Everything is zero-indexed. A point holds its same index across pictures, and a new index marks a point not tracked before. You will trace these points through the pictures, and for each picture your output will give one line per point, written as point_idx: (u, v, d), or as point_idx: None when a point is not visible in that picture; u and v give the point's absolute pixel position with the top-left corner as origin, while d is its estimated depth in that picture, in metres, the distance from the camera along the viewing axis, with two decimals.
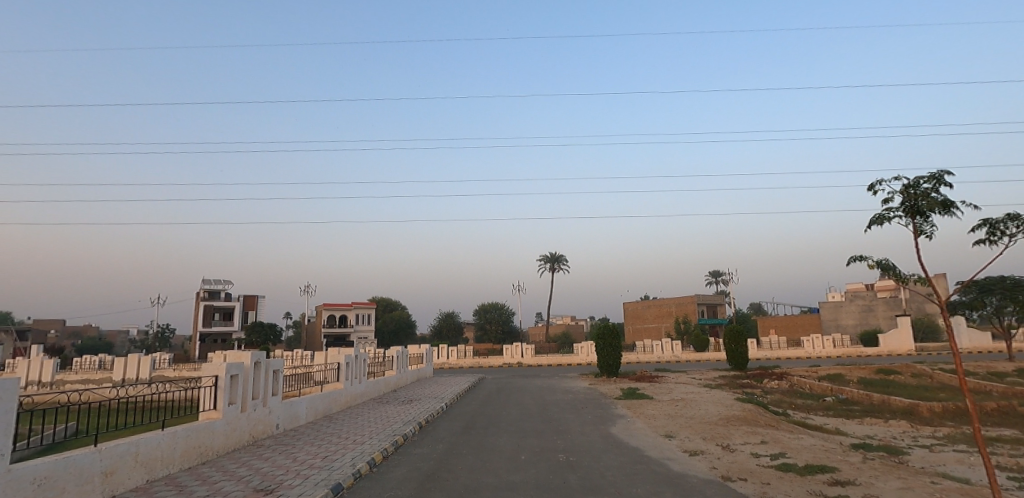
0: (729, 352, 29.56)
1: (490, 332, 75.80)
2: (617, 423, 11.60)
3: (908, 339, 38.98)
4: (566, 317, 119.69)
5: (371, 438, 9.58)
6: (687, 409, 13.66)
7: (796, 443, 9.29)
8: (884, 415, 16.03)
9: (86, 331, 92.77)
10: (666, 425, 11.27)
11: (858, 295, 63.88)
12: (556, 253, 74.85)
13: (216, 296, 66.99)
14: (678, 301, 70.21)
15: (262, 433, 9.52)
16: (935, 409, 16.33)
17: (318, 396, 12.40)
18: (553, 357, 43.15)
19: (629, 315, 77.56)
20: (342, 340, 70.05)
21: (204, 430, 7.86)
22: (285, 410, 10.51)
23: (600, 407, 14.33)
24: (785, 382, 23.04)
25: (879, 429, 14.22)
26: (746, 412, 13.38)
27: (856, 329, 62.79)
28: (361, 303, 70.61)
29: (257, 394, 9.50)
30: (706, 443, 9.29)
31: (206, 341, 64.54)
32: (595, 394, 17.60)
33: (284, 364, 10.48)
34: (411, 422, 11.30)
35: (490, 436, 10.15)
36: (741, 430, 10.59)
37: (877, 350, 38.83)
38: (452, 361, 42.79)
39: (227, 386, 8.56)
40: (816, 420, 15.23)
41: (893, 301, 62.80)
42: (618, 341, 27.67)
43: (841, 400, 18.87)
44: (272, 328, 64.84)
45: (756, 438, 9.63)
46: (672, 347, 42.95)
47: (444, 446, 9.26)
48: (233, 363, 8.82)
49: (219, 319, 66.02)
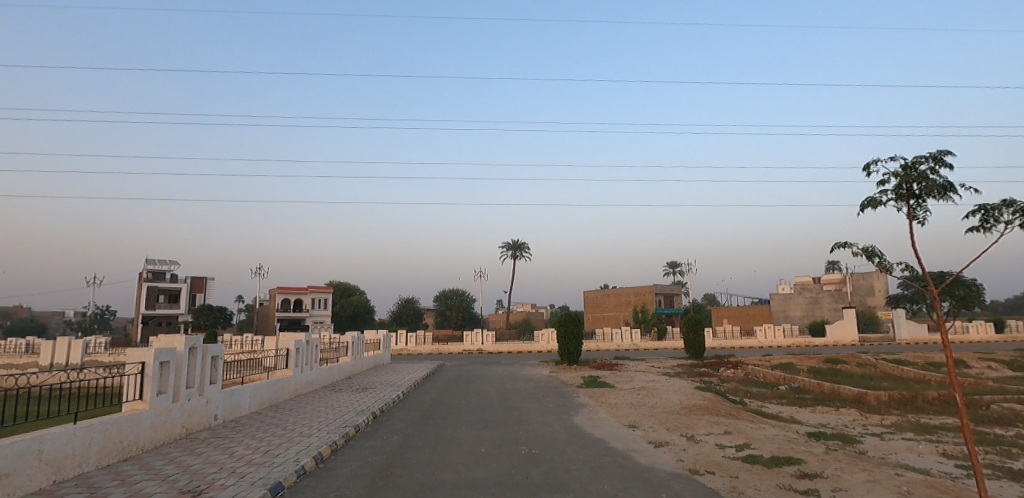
0: (687, 340, 30.03)
1: (451, 319, 75.15)
2: (579, 412, 11.28)
3: (853, 330, 40.77)
4: (526, 305, 120.06)
5: (320, 430, 8.93)
6: (649, 398, 13.53)
7: (758, 433, 9.20)
8: (835, 404, 16.43)
9: (16, 311, 86.56)
10: (630, 414, 11.05)
11: (806, 288, 66.49)
12: (517, 240, 74.63)
13: (161, 277, 63.67)
14: (637, 291, 71.31)
15: (198, 425, 8.72)
16: (882, 397, 16.88)
17: (264, 384, 11.56)
18: (514, 344, 42.99)
19: (589, 303, 78.36)
20: (297, 325, 67.93)
21: (127, 424, 7.05)
22: (226, 399, 9.71)
23: (562, 396, 14.05)
24: (740, 370, 23.50)
25: (831, 417, 14.51)
26: (706, 401, 13.39)
27: (803, 320, 65.42)
28: (317, 287, 68.51)
29: (192, 383, 8.66)
30: (670, 434, 9.08)
31: (150, 324, 61.26)
32: (556, 383, 17.33)
33: (225, 349, 9.65)
34: (364, 412, 10.65)
35: (449, 427, 9.63)
36: (703, 420, 10.47)
37: (824, 341, 40.43)
38: (411, 348, 41.98)
39: (156, 374, 7.72)
40: (771, 408, 15.46)
41: (838, 294, 65.72)
42: (579, 329, 27.58)
43: (794, 389, 19.31)
44: (221, 312, 62.14)
45: (720, 428, 9.48)
46: (631, 336, 43.47)
47: (400, 438, 8.69)
48: (163, 348, 7.95)
49: (164, 302, 62.75)
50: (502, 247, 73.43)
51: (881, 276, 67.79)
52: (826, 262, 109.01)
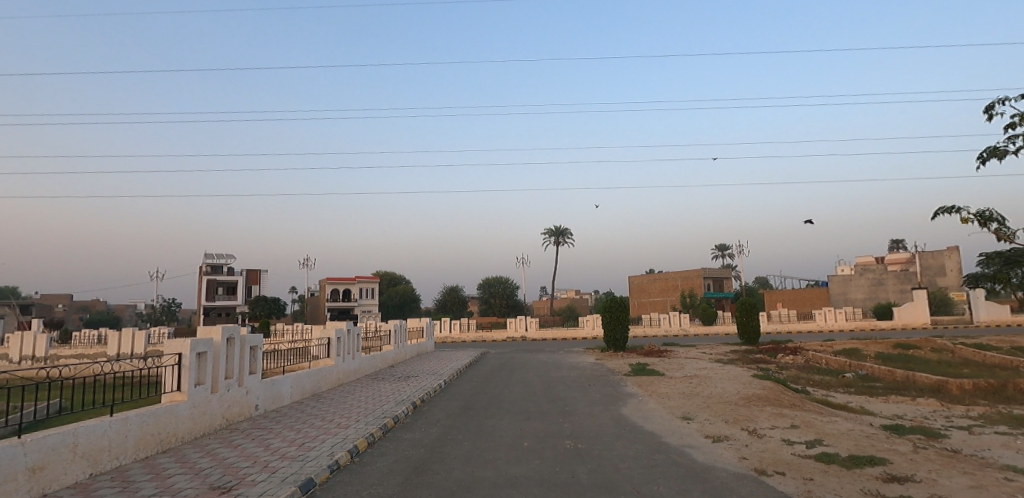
0: (741, 325, 28.62)
1: (495, 306, 75.33)
2: (627, 403, 10.64)
3: (924, 312, 37.99)
4: (570, 291, 119.16)
5: (359, 420, 8.70)
6: (703, 387, 12.70)
7: (830, 426, 8.33)
8: (910, 393, 15.07)
9: (95, 305, 92.99)
10: (683, 405, 10.31)
11: (868, 269, 62.68)
12: (560, 226, 73.70)
13: (219, 270, 66.57)
14: (684, 274, 69.15)
15: (239, 416, 8.65)
16: (966, 386, 15.33)
17: (305, 374, 11.48)
18: (559, 331, 42.48)
19: (635, 289, 76.73)
20: (346, 314, 69.76)
21: (166, 416, 6.97)
22: (266, 389, 9.63)
23: (609, 385, 13.43)
24: (799, 356, 22.18)
25: (907, 408, 13.27)
26: (767, 391, 12.46)
27: (866, 303, 61.74)
28: (364, 276, 69.98)
29: (231, 374, 8.56)
30: (729, 427, 8.34)
31: (211, 315, 64.31)
32: (602, 370, 16.68)
33: (264, 339, 9.53)
34: (404, 402, 10.37)
35: (491, 418, 9.24)
36: (765, 411, 9.64)
37: (890, 325, 37.88)
38: (455, 335, 42.15)
39: (193, 365, 7.61)
40: (838, 398, 14.33)
41: (904, 275, 61.71)
42: (626, 315, 26.74)
43: (862, 376, 17.93)
44: (275, 302, 64.41)
45: (785, 421, 8.64)
46: (680, 321, 42.09)
47: (439, 430, 8.34)
48: (200, 339, 7.83)
49: (223, 294, 65.65)
50: (544, 234, 72.67)
51: (953, 254, 63.06)
52: (890, 240, 102.62)
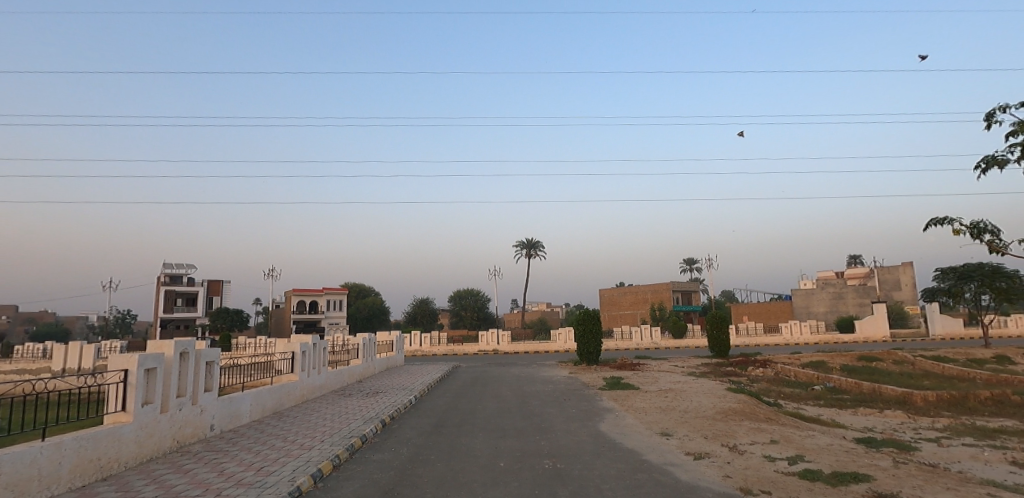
0: (711, 338, 28.88)
1: (466, 319, 74.54)
2: (604, 418, 10.38)
3: (883, 325, 39.18)
4: (541, 304, 119.04)
5: (323, 441, 8.17)
6: (678, 401, 12.56)
7: (809, 441, 8.25)
8: (878, 405, 15.29)
9: (42, 317, 87.98)
10: (661, 420, 10.11)
11: (829, 283, 64.56)
12: (532, 239, 73.70)
13: (178, 281, 63.99)
14: (654, 288, 69.90)
15: (192, 437, 8.02)
16: (929, 398, 15.65)
17: (267, 390, 10.86)
18: (530, 344, 42.16)
19: (606, 302, 77.14)
20: (313, 326, 67.84)
21: (107, 439, 6.35)
22: (223, 407, 8.99)
23: (584, 400, 13.16)
24: (769, 369, 22.38)
25: (876, 421, 13.41)
26: (742, 404, 12.43)
27: (827, 316, 63.49)
28: (332, 288, 68.35)
29: (184, 391, 7.94)
30: (709, 443, 8.15)
31: (168, 328, 61.61)
32: (576, 384, 16.42)
33: (222, 354, 8.92)
34: (372, 420, 9.88)
35: (464, 436, 8.84)
36: (743, 426, 9.52)
37: (852, 338, 38.91)
38: (425, 349, 41.29)
39: (141, 383, 7.00)
40: (809, 410, 14.43)
41: (862, 289, 63.83)
42: (598, 328, 26.59)
43: (830, 389, 18.17)
44: (238, 315, 62.13)
45: (765, 437, 8.51)
46: (651, 334, 42.29)
47: (410, 450, 7.90)
48: (149, 354, 7.22)
49: (182, 305, 63.05)
50: (516, 247, 72.57)
51: (908, 270, 65.61)
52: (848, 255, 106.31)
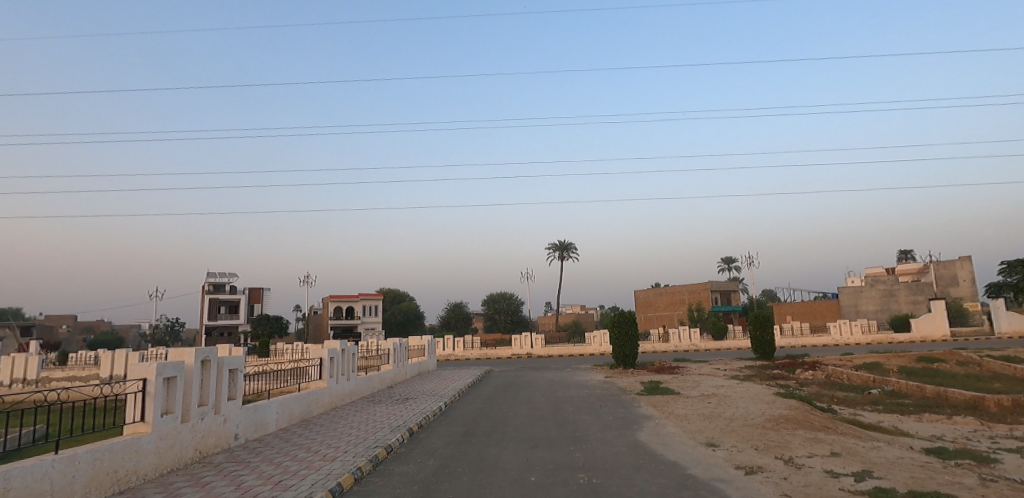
0: (755, 340, 27.62)
1: (499, 322, 74.29)
2: (643, 426, 9.73)
3: (942, 324, 36.84)
4: (574, 307, 117.58)
5: (346, 451, 7.82)
6: (723, 408, 11.75)
7: (875, 453, 7.43)
8: (945, 411, 14.06)
9: (99, 325, 92.46)
10: (706, 429, 9.40)
11: (879, 280, 61.41)
12: (564, 240, 72.94)
13: (221, 289, 66.02)
14: (692, 288, 68.05)
15: (214, 447, 7.81)
16: (1004, 403, 14.28)
17: (293, 398, 10.63)
18: (565, 347, 41.43)
19: (641, 303, 75.61)
20: (350, 332, 68.81)
21: (125, 451, 6.15)
22: (248, 416, 8.78)
23: (621, 406, 12.50)
24: (819, 372, 21.11)
25: (944, 428, 12.28)
26: (793, 410, 11.56)
27: (878, 315, 60.37)
28: (367, 294, 69.24)
29: (206, 400, 7.74)
30: (761, 456, 7.43)
31: (212, 335, 63.53)
32: (613, 390, 15.74)
33: (245, 361, 8.70)
34: (399, 429, 9.50)
35: (494, 447, 8.34)
36: (797, 435, 8.73)
37: (908, 338, 36.70)
38: (459, 353, 41.13)
39: (159, 392, 6.79)
40: (867, 417, 13.36)
41: (915, 286, 60.53)
42: (635, 330, 25.75)
43: (888, 393, 16.91)
44: (278, 321, 63.42)
45: (825, 448, 7.72)
46: (690, 336, 40.96)
47: (435, 462, 7.48)
48: (169, 363, 7.01)
49: (225, 312, 64.93)
50: (548, 249, 71.96)
51: (965, 264, 61.96)
52: (897, 252, 101.72)
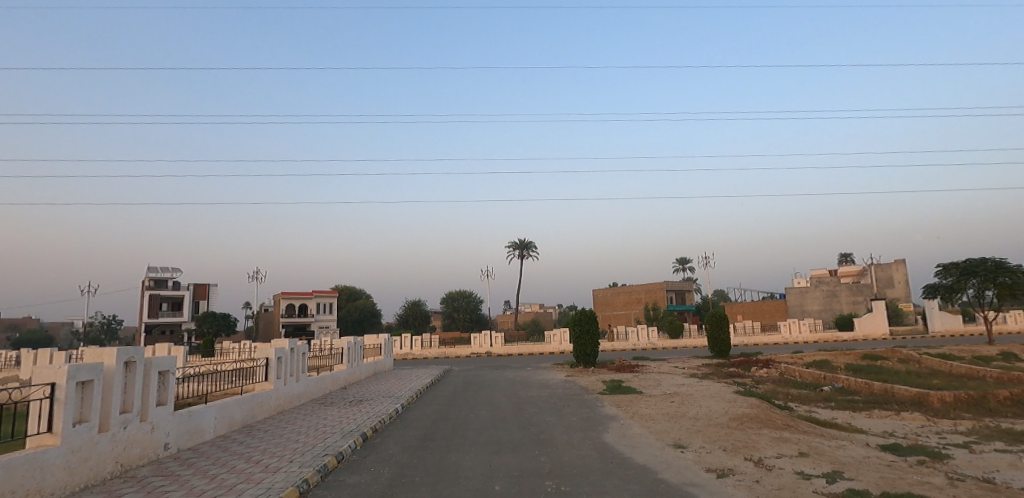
0: (711, 339, 28.09)
1: (458, 321, 73.44)
2: (608, 428, 9.44)
3: (883, 322, 38.66)
4: (533, 305, 117.84)
5: (292, 461, 7.12)
6: (686, 407, 11.62)
7: (841, 453, 7.36)
8: (893, 407, 14.48)
9: (26, 323, 85.90)
10: (672, 430, 9.18)
11: (823, 281, 64.18)
12: (524, 239, 72.79)
13: (163, 285, 62.46)
14: (648, 288, 69.25)
15: (140, 459, 6.97)
16: (947, 398, 14.85)
17: (235, 402, 9.78)
18: (524, 345, 41.19)
19: (599, 302, 76.42)
20: (302, 330, 66.44)
21: (28, 467, 5.31)
22: (180, 423, 7.94)
23: (585, 406, 12.19)
24: (773, 370, 21.56)
25: (895, 424, 12.59)
26: (755, 408, 11.57)
27: (821, 314, 63.11)
28: (322, 291, 67.04)
29: (130, 406, 6.90)
30: (730, 457, 7.24)
31: (153, 333, 59.93)
32: (575, 389, 15.49)
33: (178, 363, 7.87)
34: (351, 434, 8.85)
35: (454, 453, 7.81)
36: (763, 435, 8.61)
37: (852, 336, 38.33)
38: (416, 352, 40.20)
39: (73, 399, 5.96)
40: (822, 414, 13.57)
41: (855, 287, 63.63)
42: (595, 329, 25.67)
43: (839, 390, 17.37)
44: (225, 319, 60.39)
45: (792, 448, 7.60)
46: (648, 334, 41.47)
47: (391, 471, 6.91)
48: (85, 365, 6.19)
49: (167, 310, 61.37)
50: (508, 247, 71.64)
51: (900, 267, 65.65)
52: (839, 254, 106.98)
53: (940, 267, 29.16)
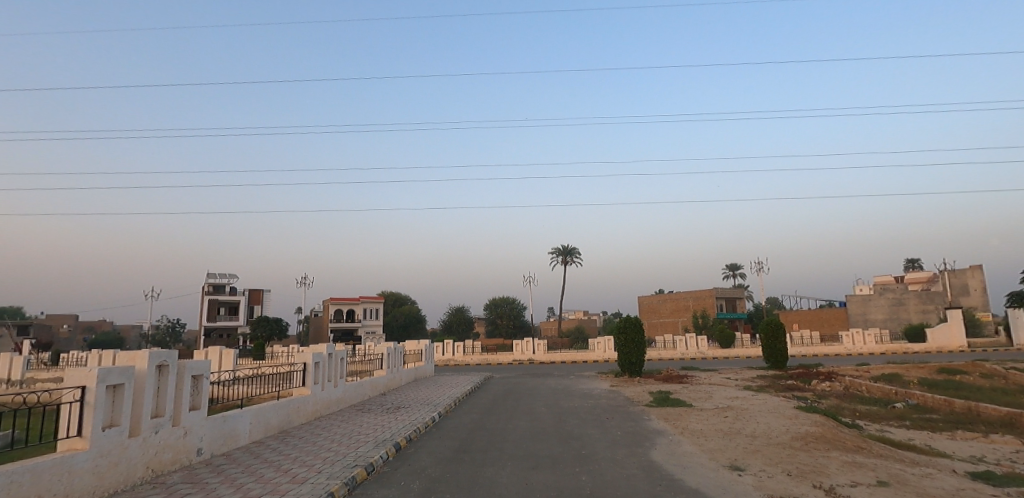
0: (766, 349, 26.55)
1: (502, 327, 73.27)
2: (656, 444, 8.76)
3: (959, 333, 35.66)
4: (578, 312, 116.30)
5: (321, 471, 6.85)
6: (742, 423, 10.74)
7: (929, 483, 6.44)
8: (979, 428, 13.02)
9: (101, 325, 91.97)
10: (727, 448, 8.42)
11: (888, 288, 60.17)
12: (567, 245, 71.91)
13: (221, 290, 65.35)
14: (696, 295, 66.99)
15: (171, 464, 6.87)
16: None
17: (270, 407, 9.67)
18: (568, 353, 40.39)
19: (645, 309, 74.50)
20: (350, 335, 67.88)
21: (55, 471, 5.18)
22: (214, 427, 7.85)
23: (630, 419, 11.47)
24: (837, 383, 20.05)
25: (983, 448, 11.24)
26: (819, 426, 10.58)
27: (887, 324, 59.12)
28: (369, 297, 68.33)
29: (162, 411, 6.81)
30: (796, 483, 6.47)
31: (211, 337, 62.70)
32: (620, 400, 14.76)
33: (212, 367, 7.79)
34: (384, 444, 8.55)
35: (489, 467, 7.36)
36: (832, 458, 7.73)
37: (924, 348, 35.53)
38: (459, 358, 40.10)
39: (103, 401, 5.86)
40: (896, 434, 12.33)
41: (925, 295, 59.33)
42: (641, 337, 24.74)
43: (914, 407, 15.85)
44: (277, 323, 62.40)
45: (868, 476, 6.74)
46: (697, 343, 39.86)
47: (421, 485, 6.53)
48: (116, 368, 6.10)
49: (224, 314, 64.08)
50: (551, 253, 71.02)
51: (976, 273, 60.80)
52: (904, 259, 100.50)
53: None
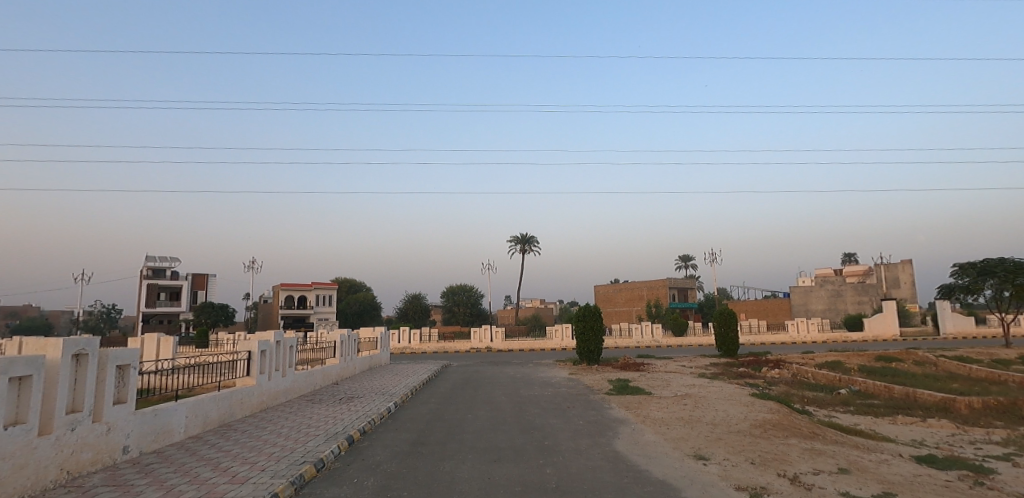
0: (719, 337, 27.23)
1: (458, 315, 72.77)
2: (619, 434, 8.60)
3: (893, 323, 37.79)
4: (534, 301, 116.95)
5: (265, 470, 6.28)
6: (702, 411, 10.77)
7: (886, 470, 6.52)
8: (917, 413, 13.64)
9: (25, 310, 85.55)
10: (689, 437, 8.35)
11: (828, 280, 63.21)
12: (525, 234, 71.93)
13: (161, 274, 61.81)
14: (650, 285, 68.45)
15: (90, 464, 6.13)
16: (975, 405, 14.01)
17: (209, 399, 8.93)
18: (526, 341, 40.37)
19: (600, 298, 75.62)
20: (301, 322, 65.74)
21: None
22: (143, 423, 7.12)
23: (592, 408, 11.31)
24: (785, 371, 20.71)
25: (922, 432, 11.74)
26: (775, 413, 10.75)
27: (826, 314, 62.18)
28: (321, 283, 66.29)
29: (80, 405, 6.07)
30: (761, 472, 6.40)
31: (150, 323, 59.35)
32: (579, 388, 14.65)
33: (140, 356, 7.04)
34: (336, 437, 8.02)
35: (448, 461, 6.97)
36: (793, 445, 7.76)
37: (861, 337, 37.48)
38: (414, 346, 39.36)
39: (6, 396, 5.11)
40: (843, 419, 12.73)
41: (861, 286, 62.75)
42: (599, 325, 24.82)
43: (857, 393, 16.50)
44: (223, 309, 59.62)
45: (829, 463, 6.76)
46: (651, 332, 40.65)
47: (376, 481, 6.09)
48: (22, 358, 5.34)
49: (165, 299, 60.73)
50: (510, 241, 70.86)
51: (906, 267, 64.82)
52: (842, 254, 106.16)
53: (957, 267, 28.26)
